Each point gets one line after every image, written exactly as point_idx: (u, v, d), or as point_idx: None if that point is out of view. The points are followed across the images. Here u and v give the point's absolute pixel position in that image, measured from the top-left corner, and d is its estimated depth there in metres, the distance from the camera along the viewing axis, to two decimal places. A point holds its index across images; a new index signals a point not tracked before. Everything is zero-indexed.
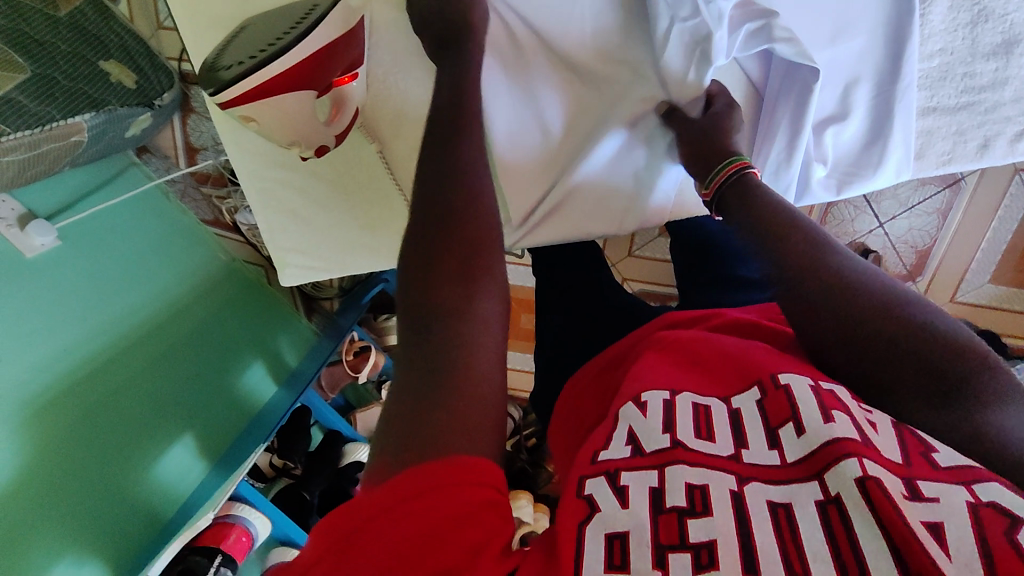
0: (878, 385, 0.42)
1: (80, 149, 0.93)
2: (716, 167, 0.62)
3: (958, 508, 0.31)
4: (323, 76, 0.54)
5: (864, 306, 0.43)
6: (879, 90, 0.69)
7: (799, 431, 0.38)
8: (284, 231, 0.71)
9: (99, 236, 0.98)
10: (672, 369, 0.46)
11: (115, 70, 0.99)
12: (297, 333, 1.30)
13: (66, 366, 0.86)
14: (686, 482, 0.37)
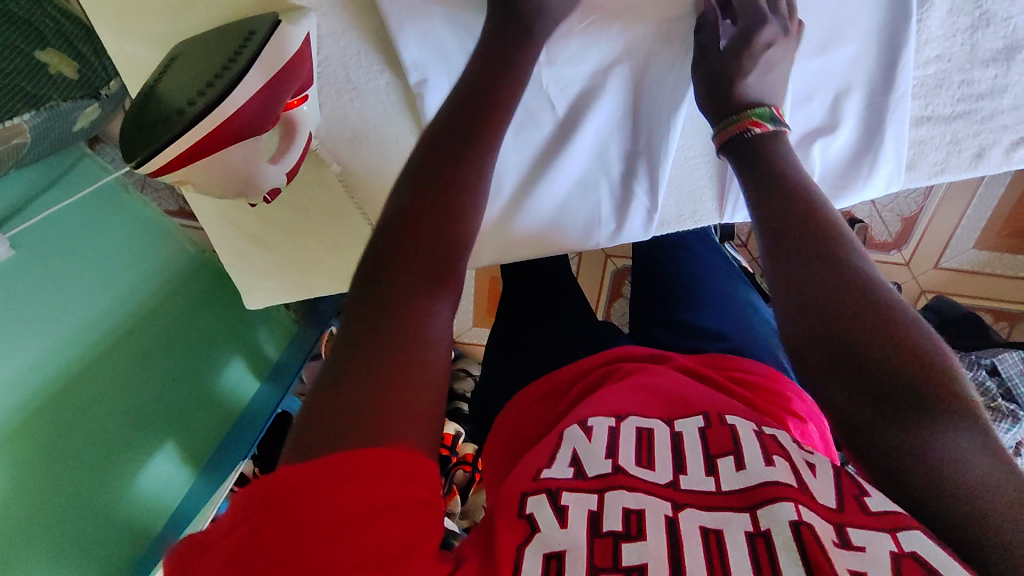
0: (845, 379, 0.41)
1: (25, 151, 0.89)
2: (726, 116, 0.57)
3: (881, 559, 0.34)
4: (271, 112, 0.53)
5: (866, 344, 0.40)
6: (870, 100, 0.68)
7: (738, 466, 0.42)
8: (245, 256, 0.74)
9: (58, 239, 0.93)
10: (625, 397, 0.51)
11: (54, 59, 0.91)
12: (274, 320, 1.22)
13: (36, 384, 0.82)
14: (624, 507, 0.39)
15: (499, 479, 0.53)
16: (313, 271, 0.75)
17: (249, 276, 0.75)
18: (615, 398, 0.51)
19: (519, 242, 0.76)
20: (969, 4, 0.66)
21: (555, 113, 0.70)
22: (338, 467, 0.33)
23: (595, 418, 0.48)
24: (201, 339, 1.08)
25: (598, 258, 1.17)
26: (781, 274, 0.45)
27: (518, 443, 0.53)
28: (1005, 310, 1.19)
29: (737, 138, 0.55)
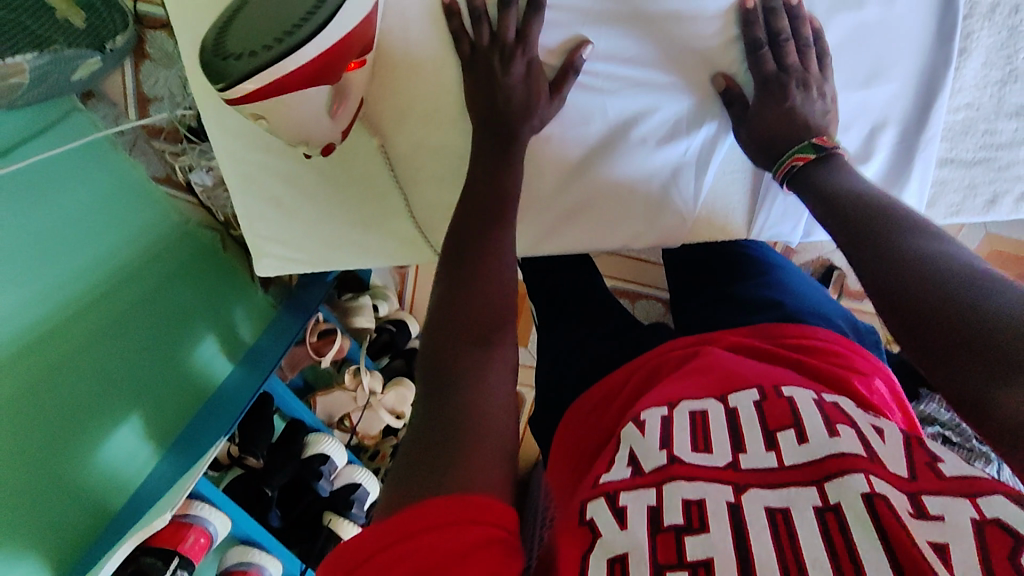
0: (923, 349, 0.45)
1: (21, 92, 0.85)
2: (780, 157, 0.67)
3: (963, 527, 0.35)
4: (338, 71, 0.54)
5: (936, 296, 0.45)
6: (901, 135, 0.75)
7: (800, 440, 0.43)
8: (264, 219, 0.73)
9: (41, 187, 0.89)
10: (683, 381, 0.53)
11: (63, 5, 0.88)
12: (252, 303, 1.19)
13: (13, 332, 0.78)
14: (683, 498, 0.41)
15: (576, 459, 0.53)
16: (338, 245, 0.75)
17: (265, 241, 0.74)
18: (665, 390, 0.53)
19: (577, 236, 0.80)
20: (1001, 60, 0.74)
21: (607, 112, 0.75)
22: (422, 517, 0.39)
23: (646, 411, 0.50)
24: (184, 304, 1.05)
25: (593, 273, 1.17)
26: (866, 269, 0.51)
27: (584, 436, 0.55)
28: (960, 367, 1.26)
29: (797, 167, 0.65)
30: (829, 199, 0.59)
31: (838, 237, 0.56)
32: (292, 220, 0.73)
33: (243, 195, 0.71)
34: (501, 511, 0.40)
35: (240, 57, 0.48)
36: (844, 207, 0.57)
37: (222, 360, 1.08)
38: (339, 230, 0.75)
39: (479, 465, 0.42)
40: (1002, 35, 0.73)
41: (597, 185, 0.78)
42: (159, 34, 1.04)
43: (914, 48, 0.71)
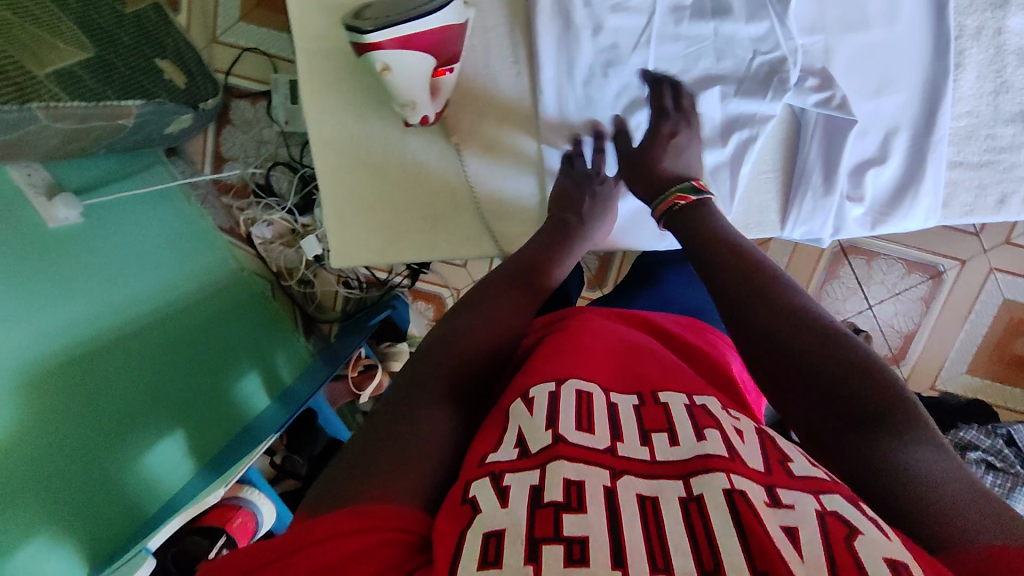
0: (813, 397, 0.46)
1: (122, 134, 0.97)
2: (658, 196, 0.66)
3: (808, 516, 0.36)
4: (445, 50, 0.65)
5: (821, 350, 0.47)
6: (915, 140, 0.75)
7: (673, 442, 0.42)
8: (346, 214, 0.76)
9: (116, 221, 0.99)
10: (582, 359, 0.51)
11: (169, 69, 1.04)
12: (293, 350, 1.23)
13: (79, 334, 0.83)
14: (565, 477, 0.38)
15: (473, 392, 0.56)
16: (409, 240, 0.77)
17: (344, 236, 0.76)
18: (567, 363, 0.50)
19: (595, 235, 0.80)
20: (992, 72, 0.78)
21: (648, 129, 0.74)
22: (318, 530, 0.37)
23: (535, 387, 0.47)
24: (230, 342, 1.08)
25: None
26: (728, 304, 0.53)
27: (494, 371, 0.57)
28: None
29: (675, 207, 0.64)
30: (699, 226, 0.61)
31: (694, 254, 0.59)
32: (372, 215, 0.76)
33: (330, 190, 0.76)
34: (407, 513, 0.39)
35: (377, 17, 0.60)
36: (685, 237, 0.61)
37: (262, 397, 1.09)
38: (414, 224, 0.77)
39: (401, 466, 0.42)
40: (990, 53, 0.77)
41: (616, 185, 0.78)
42: (242, 103, 1.19)
43: (918, 60, 0.73)
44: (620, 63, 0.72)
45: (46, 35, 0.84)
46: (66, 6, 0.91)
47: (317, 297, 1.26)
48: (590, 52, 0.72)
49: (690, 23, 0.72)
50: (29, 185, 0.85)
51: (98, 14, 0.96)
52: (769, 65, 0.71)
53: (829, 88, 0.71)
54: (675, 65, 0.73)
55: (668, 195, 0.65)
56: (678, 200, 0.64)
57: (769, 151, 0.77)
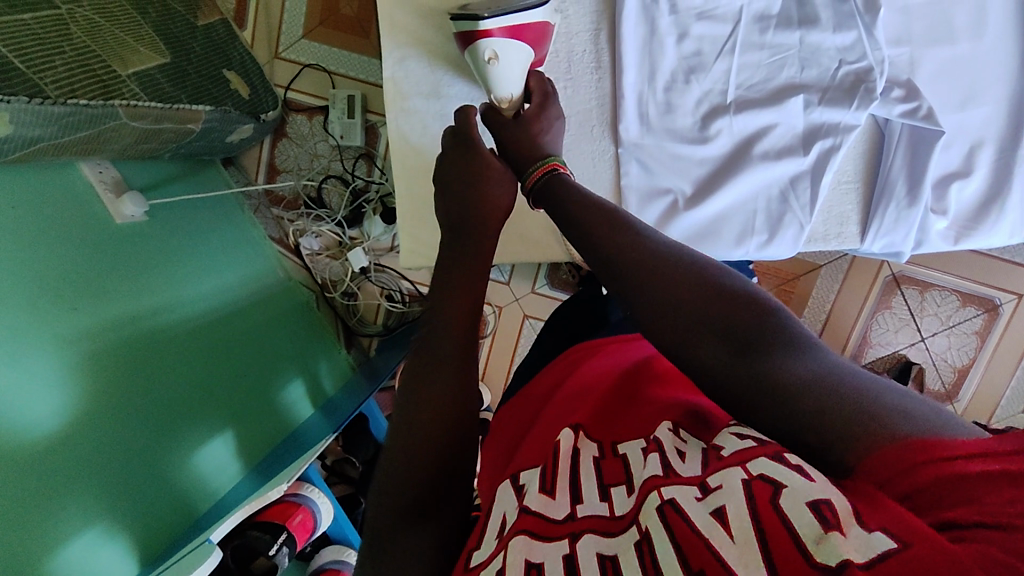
0: (692, 353, 0.45)
1: (188, 138, 0.99)
2: (529, 165, 0.65)
3: (736, 489, 0.34)
4: (539, 47, 0.71)
5: (689, 308, 0.46)
6: (1001, 153, 0.73)
7: (629, 492, 0.40)
8: (423, 220, 0.75)
9: (177, 223, 1.01)
10: (549, 431, 0.50)
11: (235, 81, 1.07)
12: (336, 363, 1.22)
13: (138, 329, 0.84)
14: (525, 558, 0.37)
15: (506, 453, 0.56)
16: None
17: (419, 239, 0.75)
18: (534, 446, 0.50)
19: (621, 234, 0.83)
20: None
21: (730, 135, 0.74)
22: None
23: (523, 472, 0.46)
24: (277, 348, 1.08)
25: None
26: (618, 268, 0.51)
27: (515, 433, 0.57)
28: None
29: (553, 175, 0.62)
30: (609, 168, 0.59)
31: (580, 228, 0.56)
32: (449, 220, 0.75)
33: (408, 190, 0.75)
34: None
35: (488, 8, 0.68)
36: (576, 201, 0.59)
37: (307, 405, 1.09)
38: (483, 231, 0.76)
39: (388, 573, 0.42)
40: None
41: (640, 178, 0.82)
42: (299, 117, 1.23)
43: (1006, 74, 0.72)
44: (706, 70, 0.74)
45: (127, 39, 0.88)
46: (147, 15, 0.95)
47: (360, 310, 1.26)
48: (674, 59, 0.74)
49: (776, 32, 0.74)
50: (100, 182, 0.88)
51: (174, 27, 1.00)
52: (856, 75, 0.72)
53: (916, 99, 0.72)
54: (760, 76, 0.75)
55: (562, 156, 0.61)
56: (557, 167, 0.63)
57: (850, 161, 0.77)
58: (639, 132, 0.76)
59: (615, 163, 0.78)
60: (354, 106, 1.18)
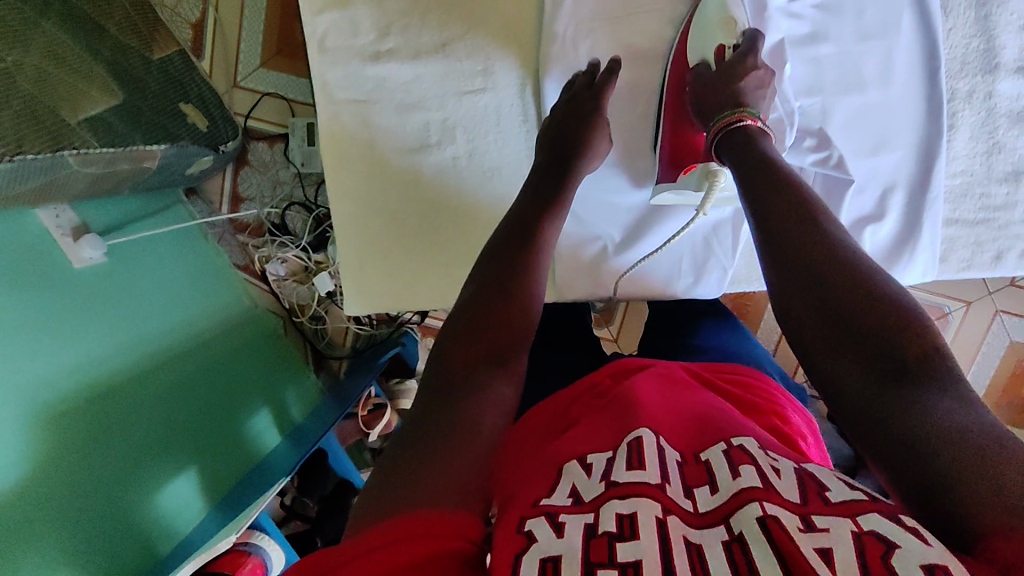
0: (849, 344, 0.50)
1: (145, 175, 1.00)
2: (717, 116, 0.71)
3: (843, 537, 0.36)
4: None
5: (853, 314, 0.51)
6: (910, 199, 0.80)
7: (713, 490, 0.43)
8: (363, 265, 0.76)
9: (139, 260, 1.02)
10: (605, 431, 0.50)
11: (191, 113, 1.07)
12: (305, 387, 1.24)
13: (96, 375, 0.85)
14: (616, 512, 0.39)
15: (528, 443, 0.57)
16: (422, 286, 0.77)
17: (359, 283, 0.76)
18: (603, 432, 0.50)
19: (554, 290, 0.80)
20: (985, 134, 0.82)
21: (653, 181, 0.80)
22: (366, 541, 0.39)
23: (591, 455, 0.47)
24: (242, 378, 1.09)
25: None
26: (795, 289, 0.55)
27: (544, 425, 0.58)
28: None
29: (725, 129, 0.69)
30: (756, 163, 0.65)
31: (772, 234, 0.60)
32: (386, 266, 0.76)
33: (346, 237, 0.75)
34: (457, 520, 0.41)
35: None
36: (764, 200, 0.62)
37: (274, 433, 1.10)
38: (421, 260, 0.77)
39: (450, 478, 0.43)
40: (982, 115, 0.82)
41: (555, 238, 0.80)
42: (260, 145, 1.23)
43: (912, 122, 0.79)
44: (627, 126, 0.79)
45: (80, 84, 0.87)
46: (99, 54, 0.94)
47: (328, 334, 1.28)
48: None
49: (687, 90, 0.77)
50: (57, 227, 0.89)
51: (125, 61, 0.99)
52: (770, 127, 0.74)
53: (826, 148, 0.76)
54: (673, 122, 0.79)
55: (734, 111, 0.69)
56: (740, 118, 0.69)
57: None
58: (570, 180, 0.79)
59: None
60: (313, 134, 1.20)
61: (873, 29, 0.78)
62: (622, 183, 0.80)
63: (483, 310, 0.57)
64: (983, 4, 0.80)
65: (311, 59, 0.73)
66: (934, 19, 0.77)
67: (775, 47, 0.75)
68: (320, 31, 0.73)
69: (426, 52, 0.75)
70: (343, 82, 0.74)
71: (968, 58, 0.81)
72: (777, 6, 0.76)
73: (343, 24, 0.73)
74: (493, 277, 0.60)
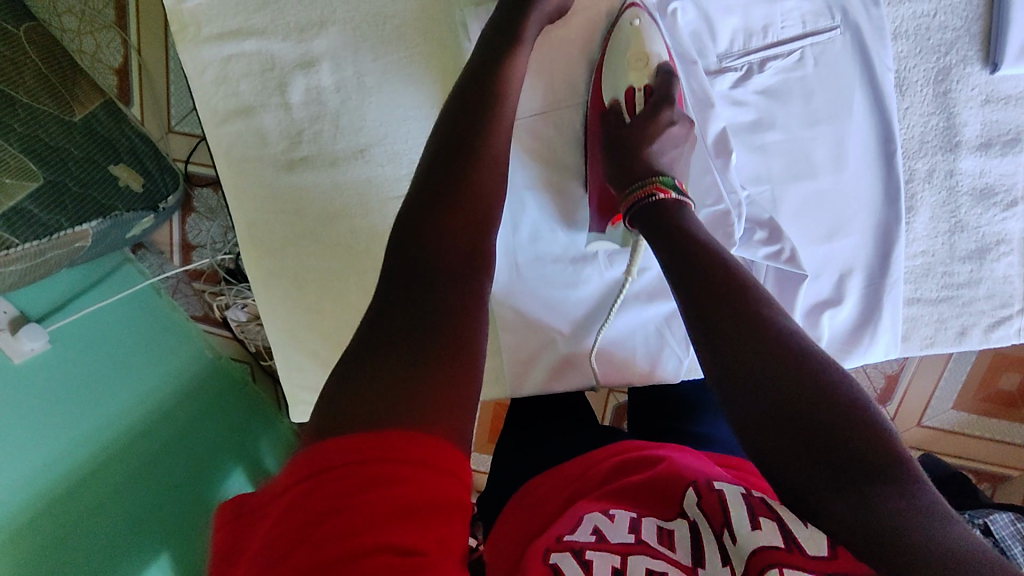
0: (794, 439, 0.46)
1: (80, 253, 0.96)
2: (638, 180, 0.65)
3: None
4: None
5: (795, 407, 0.47)
6: (869, 281, 0.78)
7: (732, 540, 0.45)
8: (301, 369, 0.73)
9: (87, 337, 1.00)
10: (624, 496, 0.53)
11: (124, 174, 1.02)
12: (277, 435, 1.21)
13: (49, 480, 0.84)
14: (647, 567, 0.43)
15: (526, 524, 0.55)
16: None
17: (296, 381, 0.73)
18: (622, 500, 0.53)
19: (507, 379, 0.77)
20: (946, 213, 0.80)
21: (593, 260, 0.76)
22: (395, 447, 0.40)
23: (615, 508, 0.51)
24: (213, 444, 1.06)
25: (602, 392, 1.15)
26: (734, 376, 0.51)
27: (540, 496, 0.59)
28: (996, 476, 1.21)
29: (641, 203, 0.64)
30: (677, 244, 0.60)
31: (705, 306, 0.55)
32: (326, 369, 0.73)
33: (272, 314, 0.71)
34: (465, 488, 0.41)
35: None
36: (699, 278, 0.57)
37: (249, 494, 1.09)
38: (349, 303, 0.72)
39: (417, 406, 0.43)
40: (942, 194, 0.80)
41: (500, 319, 0.77)
42: (204, 191, 1.17)
43: (865, 207, 0.76)
44: (567, 220, 0.76)
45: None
46: (11, 132, 0.89)
47: None
48: (536, 213, 0.75)
49: None
50: None
51: (44, 131, 0.93)
52: (714, 219, 0.72)
53: (778, 240, 0.73)
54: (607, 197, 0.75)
55: (647, 182, 0.64)
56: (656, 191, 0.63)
57: None
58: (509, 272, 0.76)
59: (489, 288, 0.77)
60: None
61: (823, 113, 0.75)
62: (562, 262, 0.76)
63: (412, 343, 0.47)
64: (942, 80, 0.78)
65: (221, 171, 0.69)
66: (887, 100, 0.74)
67: (718, 136, 0.73)
68: (225, 143, 0.69)
69: (343, 158, 0.70)
70: (254, 198, 0.69)
71: (926, 137, 0.79)
72: (719, 92, 0.74)
73: (247, 136, 0.69)
74: (416, 328, 0.48)
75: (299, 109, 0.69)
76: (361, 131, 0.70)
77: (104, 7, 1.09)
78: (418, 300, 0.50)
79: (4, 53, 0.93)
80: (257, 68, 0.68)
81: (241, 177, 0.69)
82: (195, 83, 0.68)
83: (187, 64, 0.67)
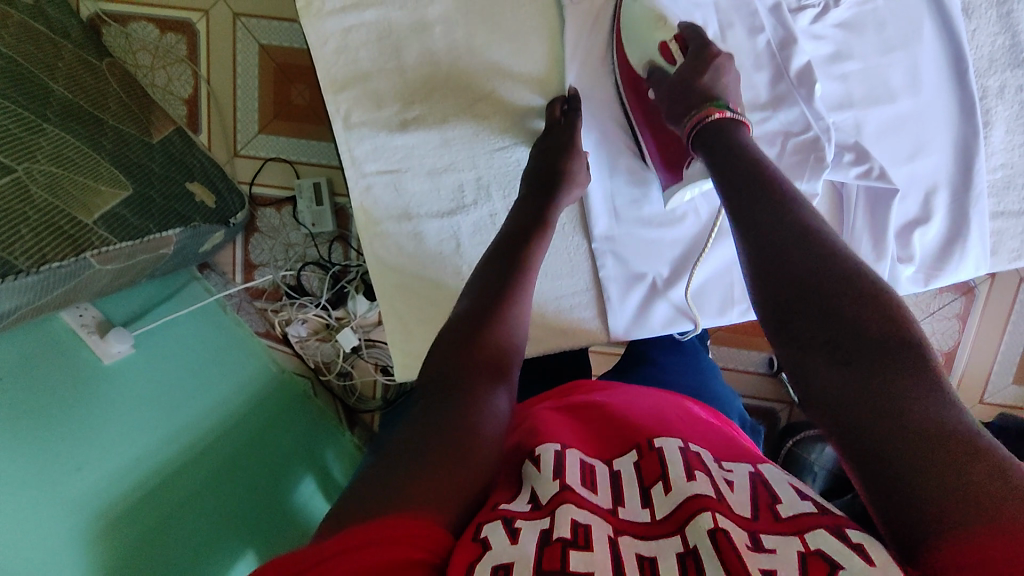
0: (824, 297, 0.49)
1: (162, 262, 1.00)
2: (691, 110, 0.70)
3: (790, 559, 0.38)
4: None
5: (820, 269, 0.51)
6: (954, 198, 0.85)
7: (667, 490, 0.44)
8: (407, 333, 0.80)
9: (162, 347, 1.02)
10: (570, 430, 0.54)
11: (199, 191, 1.07)
12: (342, 446, 1.22)
13: (145, 470, 0.83)
14: (572, 518, 0.40)
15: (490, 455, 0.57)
16: None
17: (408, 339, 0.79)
18: (569, 433, 0.53)
19: (615, 315, 0.84)
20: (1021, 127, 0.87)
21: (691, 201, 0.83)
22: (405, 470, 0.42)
23: (543, 443, 0.50)
24: (284, 450, 1.06)
25: None
26: (768, 240, 0.55)
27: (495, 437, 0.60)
28: None
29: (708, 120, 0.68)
30: (734, 155, 0.64)
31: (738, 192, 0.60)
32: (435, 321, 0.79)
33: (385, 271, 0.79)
34: (430, 530, 0.39)
35: None
36: (748, 182, 0.61)
37: (320, 500, 1.07)
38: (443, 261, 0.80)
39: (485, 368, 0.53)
40: (1016, 108, 0.87)
41: (603, 263, 0.83)
42: (268, 211, 1.22)
43: (945, 122, 0.84)
44: None
45: (89, 182, 0.86)
46: (101, 147, 0.93)
47: (357, 388, 1.27)
48: (632, 159, 0.82)
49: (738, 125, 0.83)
50: (83, 326, 0.90)
51: (129, 149, 0.98)
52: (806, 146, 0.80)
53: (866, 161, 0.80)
54: None
55: (703, 108, 0.68)
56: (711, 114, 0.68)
57: None
58: (610, 224, 0.83)
59: (589, 257, 0.84)
60: (320, 192, 1.19)
61: (895, 41, 0.84)
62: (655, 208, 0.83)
63: (509, 278, 0.63)
64: (1004, 2, 0.85)
65: (339, 138, 0.78)
66: (956, 23, 0.83)
67: (803, 68, 0.80)
68: (343, 107, 0.77)
69: (453, 115, 0.79)
70: (373, 155, 0.78)
71: (995, 55, 0.87)
72: (802, 28, 0.82)
73: (364, 99, 0.77)
74: (488, 295, 0.60)
75: (413, 71, 0.78)
76: (461, 93, 0.79)
77: (177, 42, 1.18)
78: (506, 278, 0.62)
79: (89, 79, 1.00)
80: (375, 37, 0.77)
81: (357, 140, 0.77)
82: (317, 53, 0.76)
83: (311, 35, 0.76)
